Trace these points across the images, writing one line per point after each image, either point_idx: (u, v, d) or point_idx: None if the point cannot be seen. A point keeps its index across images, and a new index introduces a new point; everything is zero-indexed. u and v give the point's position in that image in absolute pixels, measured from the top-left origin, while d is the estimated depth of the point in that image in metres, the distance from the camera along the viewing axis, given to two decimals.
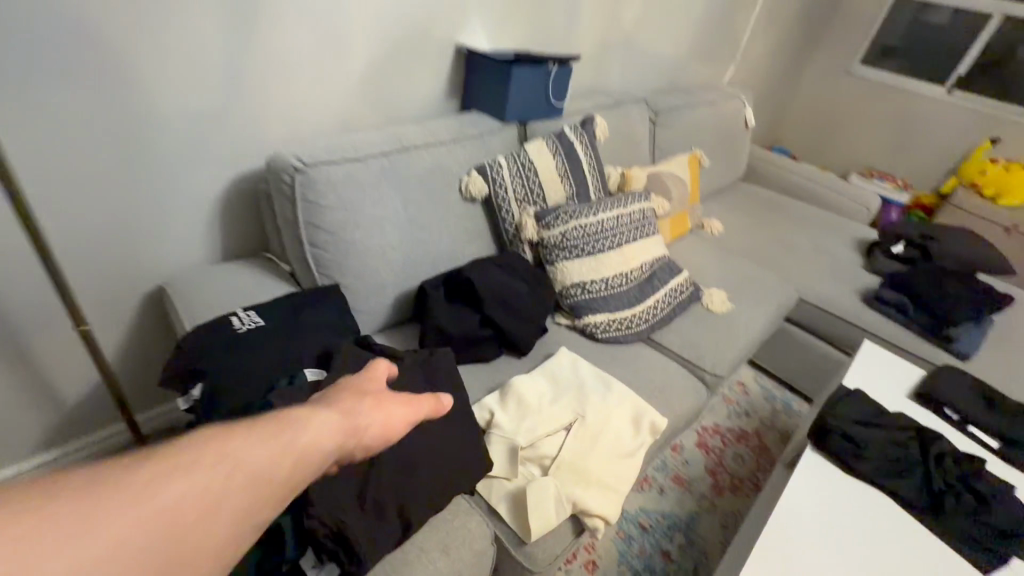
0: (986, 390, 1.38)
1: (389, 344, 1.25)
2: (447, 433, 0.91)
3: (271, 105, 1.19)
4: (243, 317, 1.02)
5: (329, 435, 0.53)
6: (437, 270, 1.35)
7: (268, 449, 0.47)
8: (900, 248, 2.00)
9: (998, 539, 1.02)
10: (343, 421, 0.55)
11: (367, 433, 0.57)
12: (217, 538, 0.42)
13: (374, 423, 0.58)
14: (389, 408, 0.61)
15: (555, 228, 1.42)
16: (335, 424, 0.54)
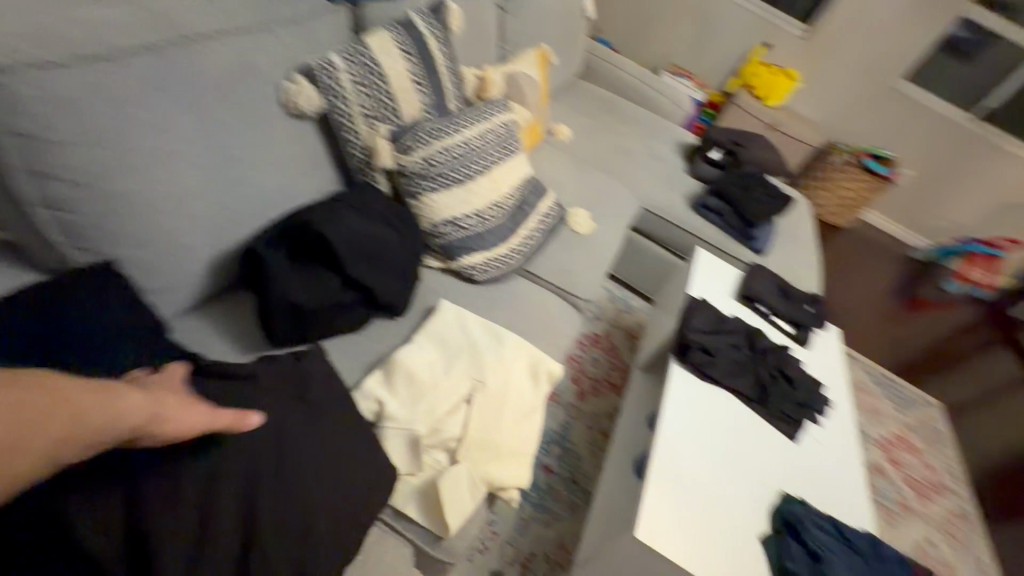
0: (783, 283, 1.68)
1: (213, 332, 0.96)
2: (335, 451, 0.78)
3: None
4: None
5: (138, 412, 0.59)
6: (266, 219, 1.02)
7: (70, 406, 0.54)
8: (716, 154, 2.20)
9: (801, 411, 1.29)
10: (153, 405, 0.61)
11: (171, 423, 0.62)
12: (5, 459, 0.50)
13: (178, 417, 0.62)
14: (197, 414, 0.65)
15: (416, 153, 1.16)
16: (141, 405, 0.59)
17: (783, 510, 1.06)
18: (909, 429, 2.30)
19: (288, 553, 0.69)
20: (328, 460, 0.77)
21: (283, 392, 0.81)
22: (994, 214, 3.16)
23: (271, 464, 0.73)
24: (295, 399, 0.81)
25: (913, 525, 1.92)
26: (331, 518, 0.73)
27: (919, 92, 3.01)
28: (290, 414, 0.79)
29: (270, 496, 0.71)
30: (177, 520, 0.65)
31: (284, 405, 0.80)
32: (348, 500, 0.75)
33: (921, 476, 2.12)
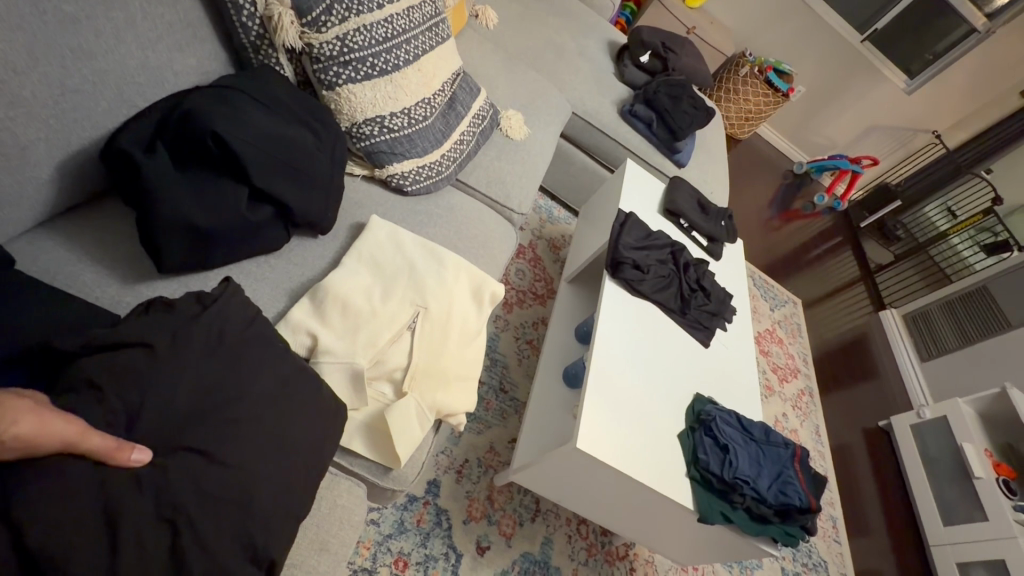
0: (702, 198, 1.74)
1: (85, 260, 0.76)
2: (268, 398, 0.70)
3: None
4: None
5: None
6: (134, 108, 0.79)
7: None
8: (646, 58, 2.10)
9: (712, 319, 1.41)
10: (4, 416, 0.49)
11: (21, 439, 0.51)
12: None
13: (35, 435, 0.51)
14: (61, 427, 0.53)
15: (328, 30, 0.94)
16: None
17: (698, 408, 1.21)
18: (777, 324, 2.68)
19: (229, 524, 0.61)
20: (263, 412, 0.69)
21: (199, 335, 0.70)
22: (861, 134, 3.47)
23: (197, 424, 0.64)
24: (215, 345, 0.71)
25: (774, 403, 2.31)
26: (276, 474, 0.66)
27: (819, 6, 3.09)
28: (210, 364, 0.69)
29: (198, 461, 0.62)
30: (78, 502, 0.54)
31: (203, 350, 0.70)
32: (293, 453, 0.69)
33: (784, 363, 2.52)
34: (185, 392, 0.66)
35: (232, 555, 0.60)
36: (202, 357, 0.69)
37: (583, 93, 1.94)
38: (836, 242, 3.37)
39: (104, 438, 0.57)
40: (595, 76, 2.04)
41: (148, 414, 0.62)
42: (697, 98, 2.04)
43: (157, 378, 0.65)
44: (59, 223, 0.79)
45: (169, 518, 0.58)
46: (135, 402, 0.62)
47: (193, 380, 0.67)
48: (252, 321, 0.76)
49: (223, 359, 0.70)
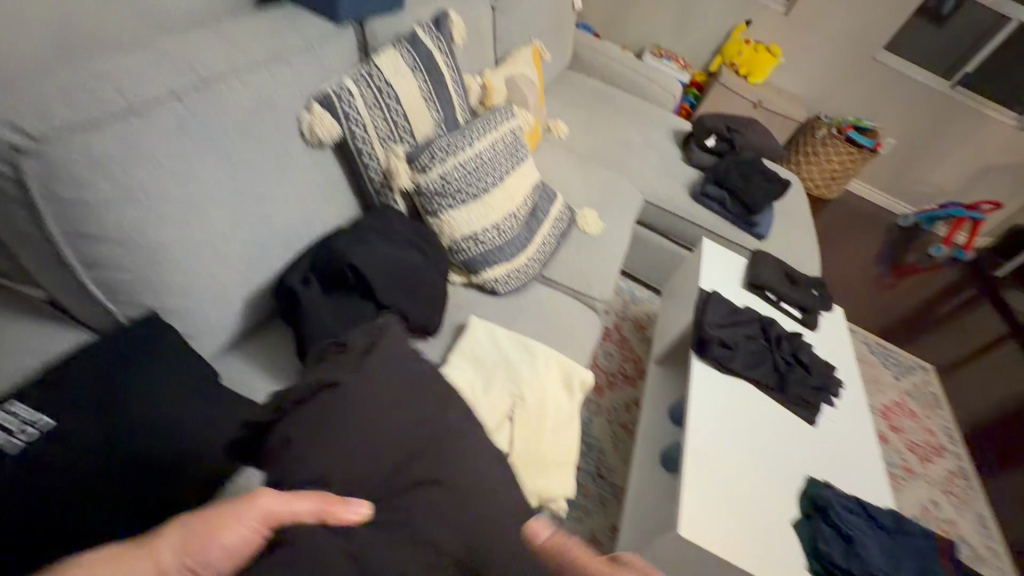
0: (787, 269, 1.72)
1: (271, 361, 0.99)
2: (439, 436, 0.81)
3: None
4: (12, 410, 0.66)
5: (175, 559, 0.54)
6: (294, 251, 1.02)
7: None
8: (712, 141, 2.21)
9: (815, 395, 1.35)
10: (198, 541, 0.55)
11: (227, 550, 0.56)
12: None
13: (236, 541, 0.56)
14: (247, 509, 0.57)
15: (433, 171, 1.17)
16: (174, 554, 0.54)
17: (812, 493, 1.12)
18: (906, 395, 2.40)
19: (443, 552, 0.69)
20: (440, 460, 0.78)
21: (390, 378, 0.85)
22: (976, 176, 3.57)
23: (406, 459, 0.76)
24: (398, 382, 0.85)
25: (917, 486, 2.01)
26: (465, 512, 0.74)
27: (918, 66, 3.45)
28: (396, 402, 0.82)
29: (424, 491, 0.74)
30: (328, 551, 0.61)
31: (397, 389, 0.85)
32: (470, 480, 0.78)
33: (922, 440, 2.22)
34: (377, 437, 0.76)
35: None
36: (381, 401, 0.81)
37: (654, 181, 2.06)
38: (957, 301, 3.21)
39: (307, 497, 0.60)
40: (664, 164, 2.18)
41: (363, 453, 0.74)
42: (769, 171, 2.09)
43: (363, 417, 0.78)
44: (242, 343, 1.01)
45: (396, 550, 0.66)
46: (339, 452, 0.73)
47: (391, 417, 0.80)
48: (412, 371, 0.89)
49: (396, 406, 0.82)
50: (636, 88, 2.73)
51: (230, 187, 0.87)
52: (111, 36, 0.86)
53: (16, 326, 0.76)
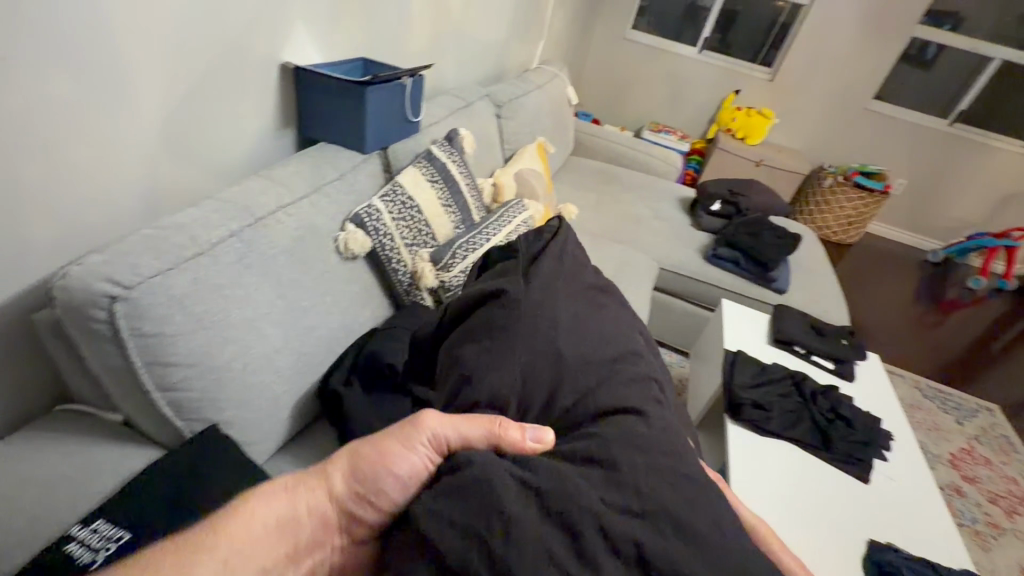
0: (812, 320, 1.73)
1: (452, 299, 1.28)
2: (605, 332, 0.99)
3: (42, 200, 0.81)
4: (94, 526, 0.72)
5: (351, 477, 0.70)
6: (334, 354, 1.11)
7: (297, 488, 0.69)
8: (717, 205, 2.31)
9: (864, 450, 1.30)
10: (375, 461, 0.69)
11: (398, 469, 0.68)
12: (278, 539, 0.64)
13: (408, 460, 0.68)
14: (413, 435, 0.69)
15: (455, 268, 1.28)
16: (359, 472, 0.70)
17: (876, 559, 1.06)
18: (974, 442, 2.25)
19: (648, 491, 0.67)
20: (609, 365, 0.91)
21: (564, 294, 1.02)
22: (999, 203, 3.91)
23: (580, 370, 0.89)
24: (574, 301, 1.02)
25: (1010, 544, 1.82)
26: (655, 446, 0.76)
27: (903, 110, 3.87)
28: (574, 314, 0.99)
29: (622, 417, 0.80)
30: (501, 476, 0.62)
31: (574, 306, 1.01)
32: (643, 389, 0.90)
33: (1003, 490, 2.04)
34: (566, 340, 0.93)
35: (654, 518, 0.65)
36: (566, 312, 0.98)
37: (667, 248, 2.15)
38: (1006, 335, 3.36)
39: (475, 423, 0.70)
40: (674, 232, 2.27)
41: (542, 351, 0.89)
42: (778, 228, 2.16)
43: (544, 325, 0.93)
44: (290, 446, 1.07)
45: (591, 481, 0.67)
46: (529, 349, 0.89)
47: (568, 327, 0.95)
48: (585, 305, 1.03)
49: (580, 320, 0.98)
50: (637, 165, 2.92)
51: (280, 304, 0.98)
52: (180, 192, 1.04)
53: (95, 450, 0.84)
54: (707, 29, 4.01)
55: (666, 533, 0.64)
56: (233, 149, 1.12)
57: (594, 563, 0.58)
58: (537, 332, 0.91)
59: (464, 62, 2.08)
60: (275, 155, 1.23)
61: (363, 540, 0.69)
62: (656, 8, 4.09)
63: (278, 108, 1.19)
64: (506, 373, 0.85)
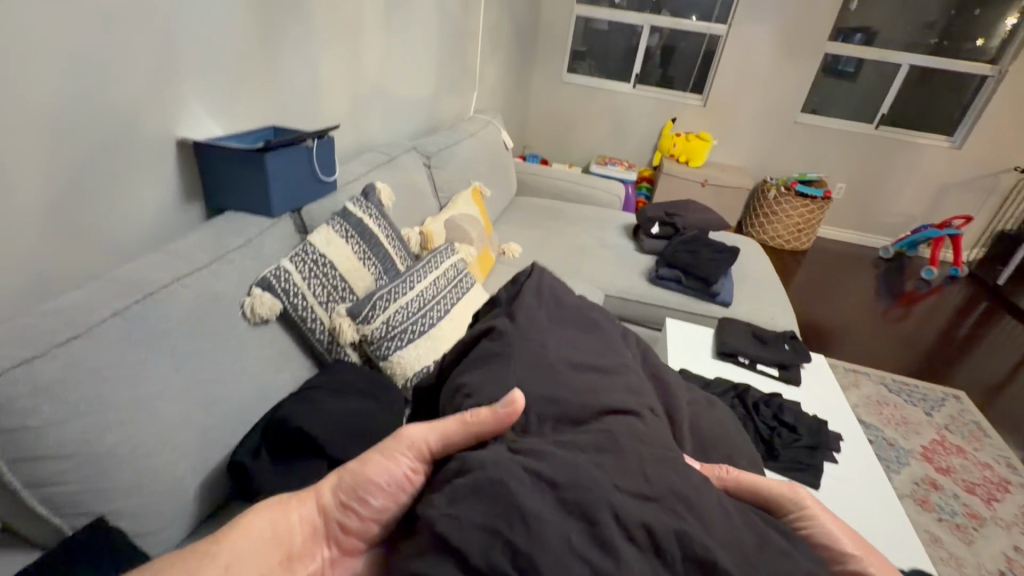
0: (755, 329, 1.73)
1: (397, 362, 1.29)
2: (593, 348, 1.03)
3: None
4: None
5: (338, 494, 0.79)
6: (247, 424, 1.06)
7: (291, 508, 0.78)
8: (657, 228, 2.37)
9: (811, 455, 1.28)
10: (358, 476, 0.78)
11: (382, 483, 0.77)
12: (276, 552, 0.74)
13: (391, 471, 0.76)
14: (396, 448, 0.76)
15: (376, 320, 1.27)
16: (344, 488, 0.79)
17: None
18: (945, 431, 2.24)
19: (658, 478, 0.66)
20: (600, 380, 0.93)
21: (547, 322, 1.05)
22: (936, 195, 4.08)
23: (573, 383, 0.91)
24: (557, 326, 1.05)
25: (993, 534, 1.78)
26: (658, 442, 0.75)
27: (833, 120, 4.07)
28: (561, 337, 1.02)
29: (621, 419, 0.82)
30: (513, 472, 0.62)
31: (560, 332, 1.04)
32: (634, 395, 0.92)
33: (979, 478, 2.01)
34: (554, 357, 0.97)
35: (665, 503, 0.63)
36: (551, 338, 1.02)
37: (612, 275, 2.17)
38: (969, 324, 3.37)
39: (454, 422, 0.75)
40: (619, 257, 2.31)
41: (533, 370, 0.94)
42: (717, 243, 2.20)
43: (532, 349, 0.98)
44: (202, 528, 1.01)
45: (599, 469, 0.65)
46: (518, 373, 0.93)
47: (560, 346, 1.00)
48: (570, 326, 1.07)
49: (564, 343, 1.02)
50: (581, 198, 2.99)
51: (177, 377, 0.94)
52: (71, 275, 1.02)
53: None
54: (637, 66, 4.23)
55: (684, 519, 0.61)
56: (129, 228, 1.11)
57: (612, 552, 0.57)
58: (525, 357, 0.96)
59: (392, 120, 2.15)
60: (179, 229, 1.23)
61: (352, 545, 0.79)
62: (593, 51, 4.28)
63: (180, 183, 1.20)
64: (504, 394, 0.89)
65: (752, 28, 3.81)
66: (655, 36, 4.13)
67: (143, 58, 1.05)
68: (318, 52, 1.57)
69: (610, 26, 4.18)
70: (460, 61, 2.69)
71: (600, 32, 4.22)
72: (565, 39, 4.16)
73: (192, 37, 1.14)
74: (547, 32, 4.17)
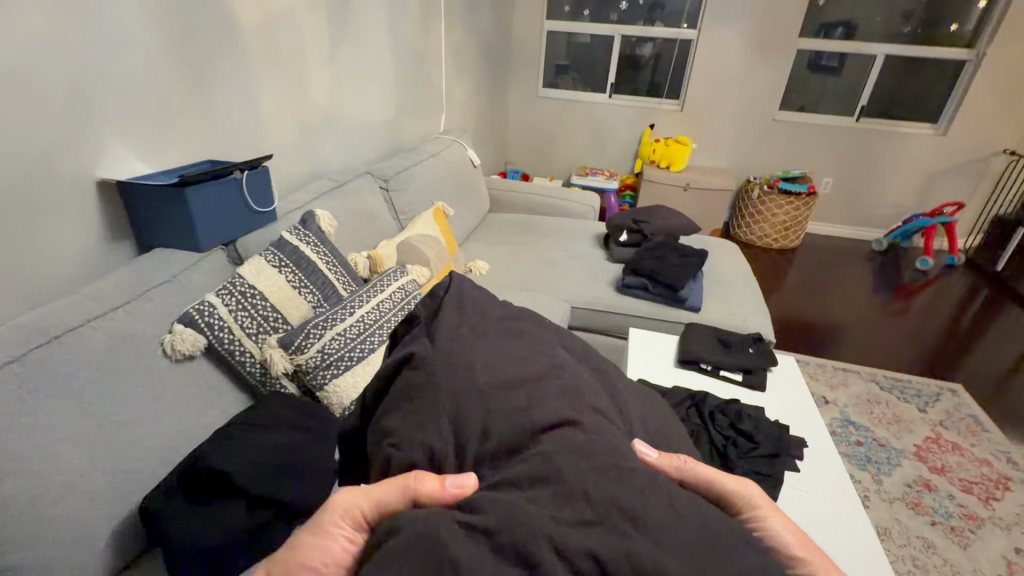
0: (720, 334, 1.68)
1: (335, 390, 1.26)
2: (533, 356, 0.84)
3: None
4: None
5: None
6: (169, 463, 1.03)
7: None
8: (625, 236, 2.33)
9: (771, 464, 1.21)
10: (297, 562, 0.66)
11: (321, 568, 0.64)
12: None
13: (328, 550, 0.64)
14: (329, 521, 0.66)
15: (309, 349, 1.24)
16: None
17: None
18: (940, 427, 2.15)
19: (599, 493, 0.57)
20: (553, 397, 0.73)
21: (474, 335, 0.86)
22: (925, 184, 4.01)
23: (507, 394, 0.75)
24: (484, 331, 0.88)
25: (991, 536, 1.68)
26: (601, 446, 0.64)
27: (820, 117, 4.04)
28: (491, 342, 0.85)
29: (565, 430, 0.67)
30: (445, 523, 0.54)
31: (488, 343, 0.85)
32: (578, 402, 0.74)
33: (976, 475, 1.91)
34: (487, 373, 0.79)
35: (611, 524, 0.55)
36: (484, 353, 0.83)
37: (580, 286, 2.13)
38: (971, 315, 3.24)
39: (389, 483, 0.66)
40: (588, 267, 2.27)
41: (469, 395, 0.75)
42: (686, 248, 2.16)
43: (458, 369, 0.79)
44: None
45: (537, 503, 0.57)
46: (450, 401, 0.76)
47: (489, 360, 0.81)
48: (505, 333, 0.89)
49: (497, 355, 0.83)
50: (555, 210, 2.97)
51: (83, 422, 0.92)
52: None
53: None
54: (612, 76, 4.25)
55: (624, 538, 0.53)
56: (47, 272, 1.10)
57: None
58: (444, 382, 0.78)
59: (351, 147, 2.17)
60: (106, 270, 1.22)
61: None
62: (574, 64, 4.29)
63: (106, 224, 1.20)
64: (436, 430, 0.75)
65: (722, 31, 3.81)
66: (627, 46, 4.14)
67: (47, 104, 1.04)
68: (256, 85, 1.57)
69: (592, 40, 4.19)
70: (423, 84, 2.71)
71: (581, 45, 4.23)
72: (537, 55, 4.21)
73: (106, 79, 1.14)
74: (520, 49, 4.21)
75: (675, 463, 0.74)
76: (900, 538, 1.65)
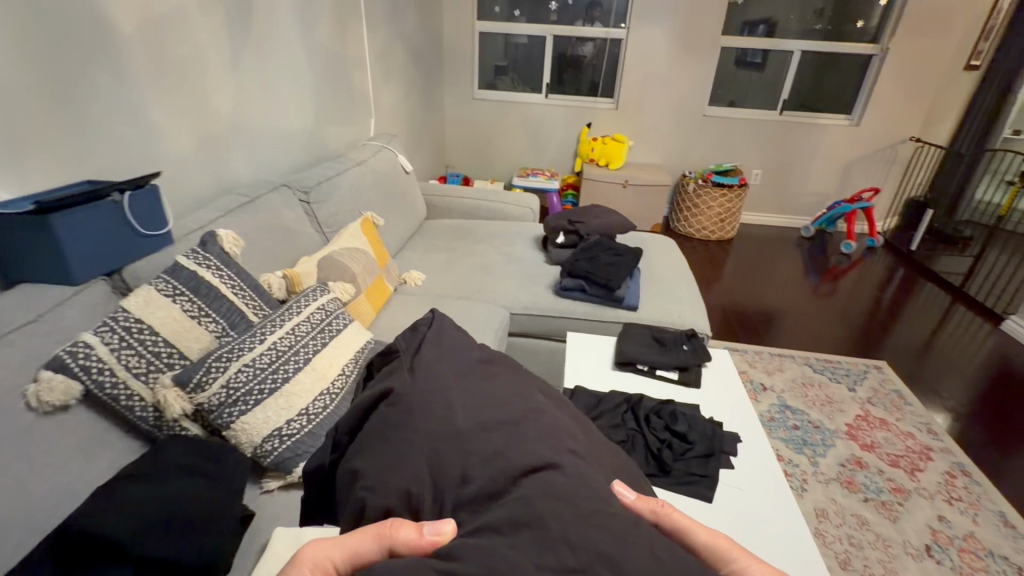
0: (654, 332, 1.68)
1: (245, 426, 1.15)
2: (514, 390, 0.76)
3: None
4: None
5: None
6: (44, 529, 0.89)
7: None
8: (562, 238, 2.32)
9: (705, 465, 1.21)
10: None
11: None
12: None
13: None
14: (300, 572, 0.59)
15: (212, 385, 1.12)
16: None
17: None
18: (869, 405, 2.25)
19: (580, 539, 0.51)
20: (532, 437, 0.64)
21: (449, 375, 0.77)
22: (844, 172, 4.25)
23: (486, 434, 0.65)
24: (463, 370, 0.78)
25: (916, 506, 1.76)
26: (585, 490, 0.57)
27: (747, 111, 4.18)
28: (469, 382, 0.75)
29: (544, 475, 0.58)
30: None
31: (464, 385, 0.74)
32: (558, 442, 0.65)
33: (902, 449, 2.01)
34: (468, 414, 0.68)
35: (595, 574, 0.49)
36: (463, 391, 0.73)
37: (518, 291, 2.08)
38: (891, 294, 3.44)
39: (363, 532, 0.58)
40: (527, 271, 2.24)
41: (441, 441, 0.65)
42: (621, 248, 2.16)
43: (435, 404, 0.70)
44: None
45: (514, 551, 0.50)
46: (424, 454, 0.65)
47: (468, 404, 0.70)
48: (480, 367, 0.80)
49: (477, 391, 0.74)
50: (492, 213, 2.92)
51: None
52: None
53: None
54: (547, 75, 4.23)
55: None
56: None
57: None
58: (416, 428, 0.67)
59: (265, 157, 2.03)
60: None
61: None
62: (511, 63, 4.25)
63: None
64: (411, 471, 0.64)
65: (650, 29, 3.87)
66: (560, 45, 4.13)
67: None
68: (144, 94, 1.43)
69: (529, 39, 4.15)
70: (346, 87, 2.58)
71: (518, 45, 4.18)
72: (470, 55, 4.14)
73: None
74: (453, 50, 4.13)
75: (649, 505, 0.68)
76: (836, 518, 1.70)
